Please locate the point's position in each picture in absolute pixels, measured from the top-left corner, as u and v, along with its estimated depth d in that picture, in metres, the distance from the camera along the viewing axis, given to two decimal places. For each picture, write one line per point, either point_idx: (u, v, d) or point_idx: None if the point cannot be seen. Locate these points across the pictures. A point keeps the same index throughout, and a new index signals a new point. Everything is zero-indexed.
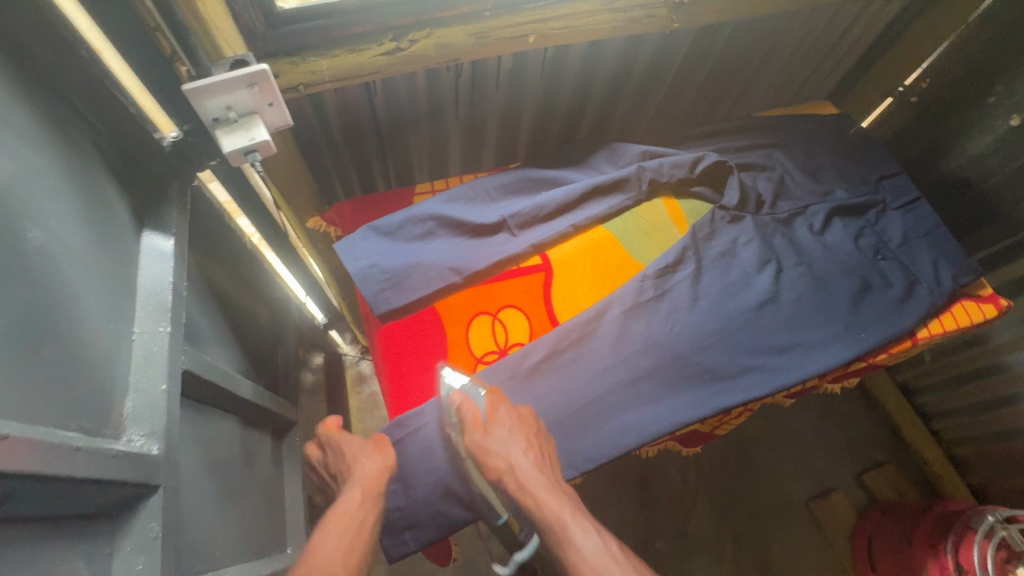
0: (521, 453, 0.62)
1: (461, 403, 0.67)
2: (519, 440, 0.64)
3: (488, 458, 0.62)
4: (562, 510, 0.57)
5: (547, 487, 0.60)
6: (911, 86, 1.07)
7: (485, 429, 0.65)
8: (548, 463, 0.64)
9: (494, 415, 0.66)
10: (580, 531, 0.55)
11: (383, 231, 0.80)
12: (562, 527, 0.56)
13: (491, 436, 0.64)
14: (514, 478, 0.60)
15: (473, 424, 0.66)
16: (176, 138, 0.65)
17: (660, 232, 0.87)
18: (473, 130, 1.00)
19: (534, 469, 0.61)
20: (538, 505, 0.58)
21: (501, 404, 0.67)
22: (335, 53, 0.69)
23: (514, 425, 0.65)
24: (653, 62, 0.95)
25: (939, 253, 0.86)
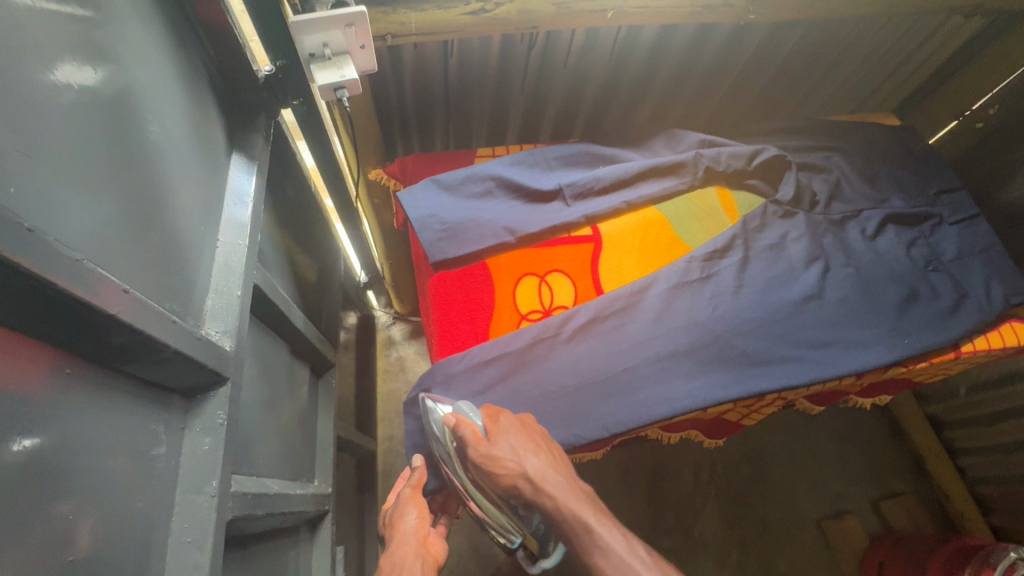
0: (531, 457, 0.63)
1: (459, 420, 0.66)
2: (527, 443, 0.64)
3: (497, 465, 0.63)
4: (583, 510, 0.59)
5: (566, 488, 0.62)
6: (979, 111, 1.07)
7: (488, 440, 0.64)
8: (561, 466, 0.65)
9: (497, 424, 0.66)
10: (604, 529, 0.58)
11: (445, 186, 0.84)
12: (586, 526, 0.58)
13: (497, 446, 0.64)
14: (528, 484, 0.62)
15: (473, 440, 0.65)
16: (270, 72, 0.68)
17: (710, 219, 0.88)
18: (536, 103, 1.03)
19: (547, 470, 0.62)
20: (559, 505, 0.60)
21: (500, 413, 0.67)
22: (425, 8, 0.72)
23: (519, 431, 0.65)
24: (721, 54, 0.96)
25: (992, 273, 0.86)
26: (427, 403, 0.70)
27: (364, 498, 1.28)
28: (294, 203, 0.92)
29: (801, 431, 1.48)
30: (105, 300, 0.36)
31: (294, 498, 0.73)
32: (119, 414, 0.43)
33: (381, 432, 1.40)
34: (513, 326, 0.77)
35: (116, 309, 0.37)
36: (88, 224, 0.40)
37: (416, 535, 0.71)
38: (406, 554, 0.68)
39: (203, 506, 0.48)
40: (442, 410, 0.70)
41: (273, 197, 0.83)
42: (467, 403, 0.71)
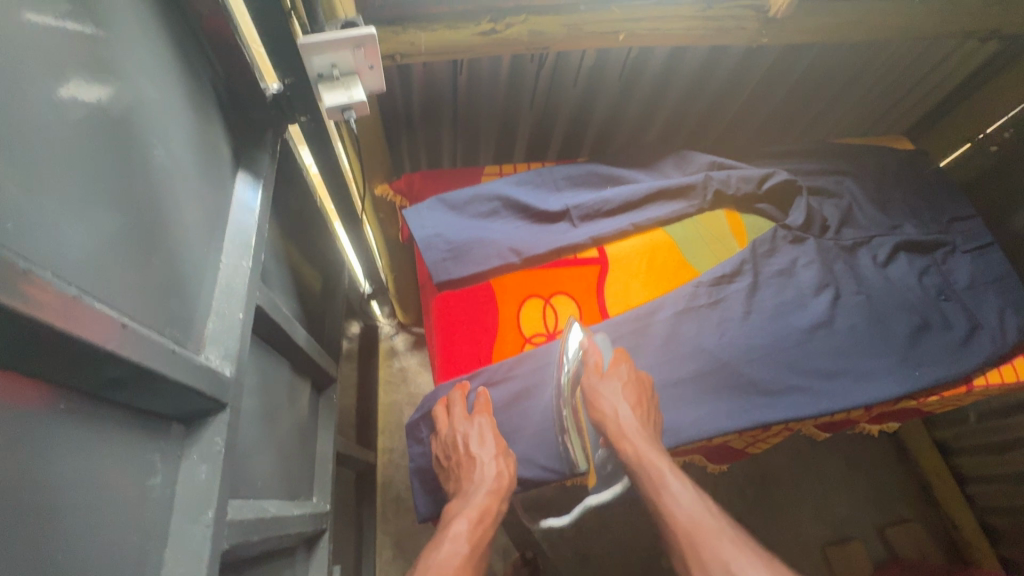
0: (626, 409, 0.68)
1: (588, 348, 0.74)
2: (629, 396, 0.70)
3: (599, 401, 0.71)
4: (658, 459, 0.64)
5: (648, 442, 0.66)
6: (992, 135, 1.05)
7: (603, 375, 0.73)
8: (652, 421, 0.69)
9: (616, 367, 0.73)
10: (676, 480, 0.62)
11: (451, 205, 0.83)
12: (659, 474, 0.63)
13: (605, 383, 0.72)
14: (617, 425, 0.67)
15: (593, 368, 0.74)
16: (277, 90, 0.69)
17: (719, 243, 0.87)
18: (544, 121, 1.02)
19: (638, 424, 0.67)
20: (638, 456, 0.65)
21: (624, 361, 0.74)
22: (435, 28, 0.72)
23: (630, 381, 0.72)
24: (732, 75, 0.95)
25: (1006, 304, 0.84)
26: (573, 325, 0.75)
27: (363, 511, 1.27)
28: (299, 217, 0.91)
29: (807, 454, 1.46)
30: (101, 336, 0.36)
31: (291, 520, 0.72)
32: (115, 445, 0.42)
33: (381, 445, 1.39)
34: (518, 348, 0.76)
35: (112, 344, 0.37)
36: (90, 254, 0.39)
37: (490, 481, 0.66)
38: (477, 493, 0.65)
39: (197, 537, 0.47)
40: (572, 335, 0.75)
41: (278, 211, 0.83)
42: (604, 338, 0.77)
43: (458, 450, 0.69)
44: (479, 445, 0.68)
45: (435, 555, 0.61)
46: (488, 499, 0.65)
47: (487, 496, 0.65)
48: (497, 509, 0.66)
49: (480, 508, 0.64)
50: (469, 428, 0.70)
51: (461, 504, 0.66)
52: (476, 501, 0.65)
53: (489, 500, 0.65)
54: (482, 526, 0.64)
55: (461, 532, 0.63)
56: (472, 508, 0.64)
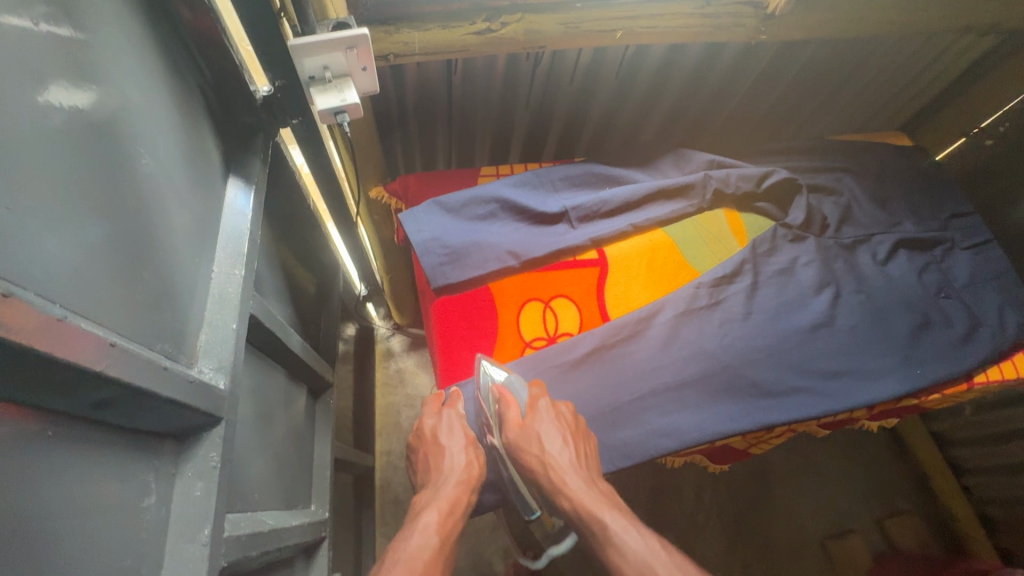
0: (558, 451, 0.65)
1: (505, 399, 0.69)
2: (557, 437, 0.66)
3: (527, 453, 0.67)
4: (597, 507, 0.62)
5: (585, 488, 0.64)
6: (987, 129, 1.06)
7: (524, 425, 0.68)
8: (586, 459, 0.67)
9: (535, 412, 0.69)
10: (619, 527, 0.60)
11: (447, 208, 0.81)
12: (602, 525, 0.61)
13: (529, 436, 0.67)
14: (549, 477, 0.65)
15: (513, 422, 0.69)
16: (268, 92, 0.67)
17: (719, 242, 0.86)
18: (540, 120, 1.01)
19: (574, 465, 0.65)
20: (579, 512, 0.63)
21: (542, 400, 0.70)
22: (429, 27, 0.70)
23: (554, 423, 0.67)
24: (729, 72, 0.94)
25: (1006, 300, 0.84)
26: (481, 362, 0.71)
27: (362, 515, 1.26)
28: (292, 221, 0.89)
29: (805, 449, 1.47)
30: (90, 358, 0.34)
31: (290, 531, 0.71)
32: (107, 466, 0.41)
33: (379, 448, 1.37)
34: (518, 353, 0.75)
35: (102, 364, 0.35)
36: (77, 272, 0.38)
37: (459, 469, 0.68)
38: (446, 485, 0.66)
39: (193, 556, 0.46)
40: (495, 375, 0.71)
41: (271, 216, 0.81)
42: (518, 378, 0.73)
43: (430, 446, 0.71)
44: (450, 438, 0.70)
45: (403, 545, 0.60)
46: (457, 489, 0.66)
47: (455, 487, 0.66)
48: (465, 502, 0.65)
49: (449, 500, 0.64)
50: (438, 420, 0.73)
51: (430, 498, 0.66)
52: (444, 493, 0.65)
53: (457, 491, 0.65)
54: (450, 516, 0.63)
55: (427, 523, 0.62)
56: (441, 498, 0.64)
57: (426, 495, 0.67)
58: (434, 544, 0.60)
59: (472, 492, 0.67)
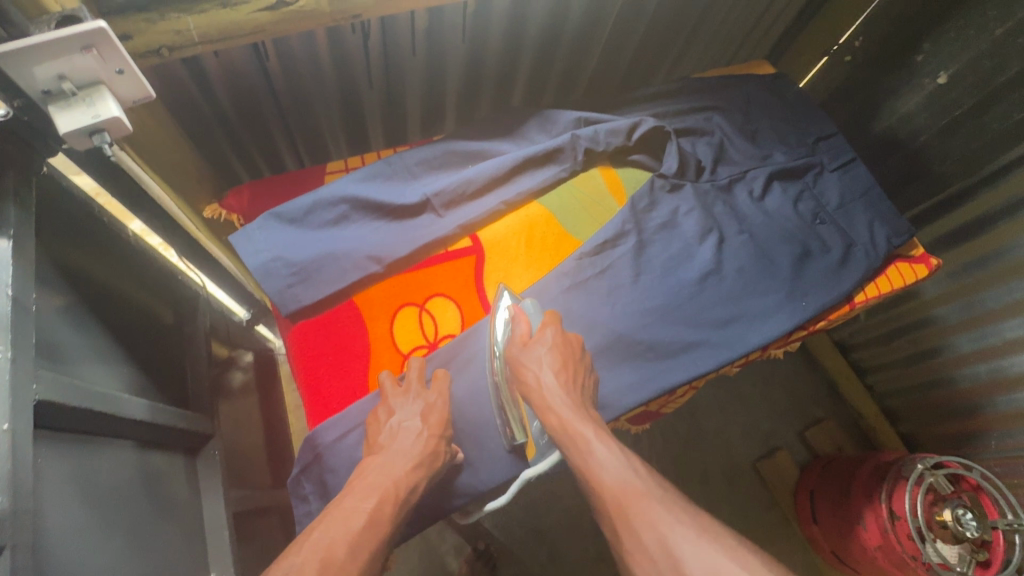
0: (551, 372, 0.62)
1: (516, 316, 0.68)
2: (555, 359, 0.63)
3: (522, 371, 0.64)
4: (583, 426, 0.58)
5: (573, 407, 0.60)
6: (845, 45, 1.15)
7: (527, 344, 0.66)
8: (581, 388, 0.62)
9: (541, 332, 0.66)
10: (602, 448, 0.56)
11: (287, 218, 0.70)
12: (585, 443, 0.56)
13: (529, 352, 0.64)
14: (540, 397, 0.61)
15: (518, 339, 0.66)
16: (5, 115, 0.49)
17: (597, 206, 0.81)
18: (391, 97, 0.89)
19: (561, 388, 0.61)
20: (561, 423, 0.59)
21: (551, 324, 0.66)
22: (203, 8, 0.57)
23: (556, 345, 0.64)
24: (585, 18, 0.88)
25: (874, 216, 0.85)
26: (503, 295, 0.70)
27: None
28: (95, 248, 0.73)
29: (727, 381, 1.52)
30: None
31: None
32: None
33: None
34: (399, 364, 0.67)
35: None
36: None
37: (416, 451, 0.58)
38: (399, 463, 0.57)
39: None
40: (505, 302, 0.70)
41: (63, 255, 0.65)
42: (530, 301, 0.72)
43: (379, 414, 0.62)
44: (407, 416, 0.60)
45: (333, 522, 0.50)
46: (411, 473, 0.56)
47: (408, 469, 0.56)
48: (414, 485, 0.56)
49: (397, 481, 0.55)
50: (392, 403, 0.62)
51: (375, 474, 0.56)
52: (392, 472, 0.56)
53: (409, 472, 0.56)
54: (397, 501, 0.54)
55: (377, 511, 0.52)
56: (391, 479, 0.55)
57: (370, 469, 0.57)
58: (375, 522, 0.51)
59: (424, 476, 0.57)
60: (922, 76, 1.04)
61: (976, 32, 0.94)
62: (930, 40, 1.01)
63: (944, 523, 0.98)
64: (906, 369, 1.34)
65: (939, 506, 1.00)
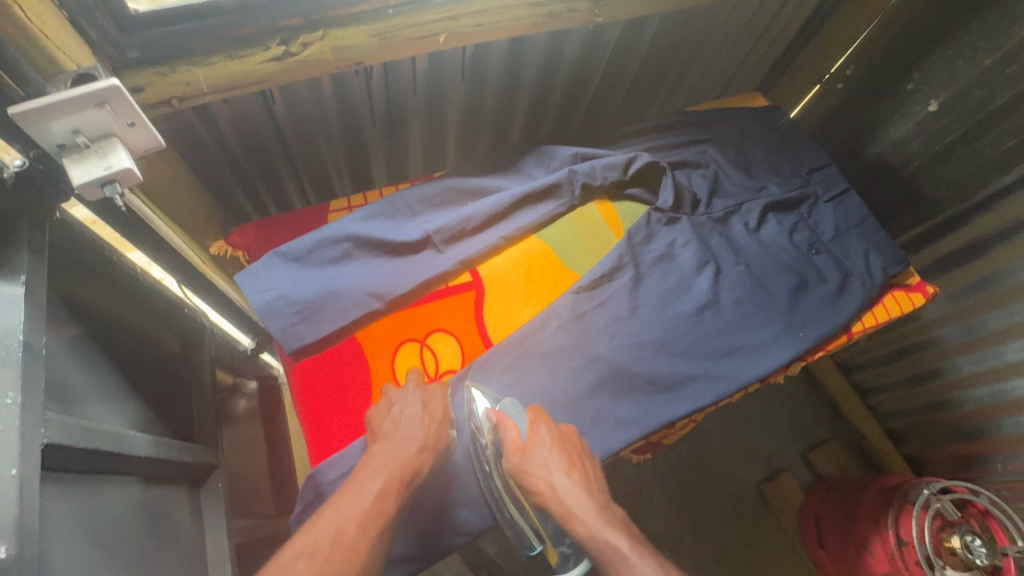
0: (563, 474, 0.63)
1: (500, 422, 0.66)
2: (560, 460, 0.64)
3: (532, 481, 0.64)
4: (612, 535, 0.59)
5: (596, 515, 0.62)
6: (837, 74, 1.17)
7: (524, 451, 0.65)
8: (592, 486, 0.64)
9: (534, 434, 0.66)
10: (639, 559, 0.57)
11: (291, 256, 0.72)
12: (620, 557, 0.57)
13: (532, 458, 0.65)
14: (560, 503, 0.63)
15: (512, 446, 0.66)
16: (20, 165, 0.50)
17: (595, 239, 0.83)
18: (393, 134, 0.92)
19: (578, 492, 0.63)
20: (590, 534, 0.60)
21: (541, 421, 0.67)
22: (212, 60, 0.60)
23: (556, 443, 0.65)
24: (581, 56, 0.90)
25: (870, 245, 0.86)
26: (471, 394, 0.68)
27: None
28: (99, 283, 0.73)
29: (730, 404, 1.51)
30: None
31: None
32: None
33: None
34: (416, 363, 0.70)
35: None
36: None
37: (420, 436, 0.61)
38: (405, 446, 0.60)
39: None
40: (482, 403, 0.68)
41: (66, 294, 0.66)
42: (508, 399, 0.70)
43: (382, 404, 0.65)
44: (410, 404, 0.63)
45: (345, 501, 0.54)
46: (417, 455, 0.60)
47: (413, 454, 0.59)
48: (418, 470, 0.59)
49: (404, 462, 0.59)
50: (394, 394, 0.65)
51: (381, 455, 0.59)
52: (397, 453, 0.59)
53: (415, 457, 0.59)
54: (402, 484, 0.57)
55: (385, 488, 0.56)
56: (398, 460, 0.58)
57: (378, 451, 0.60)
58: (383, 505, 0.54)
59: (427, 461, 0.60)
60: (914, 103, 1.05)
61: (964, 61, 0.96)
62: (920, 70, 1.03)
63: (953, 549, 0.98)
64: (910, 391, 1.34)
65: (948, 533, 1.00)
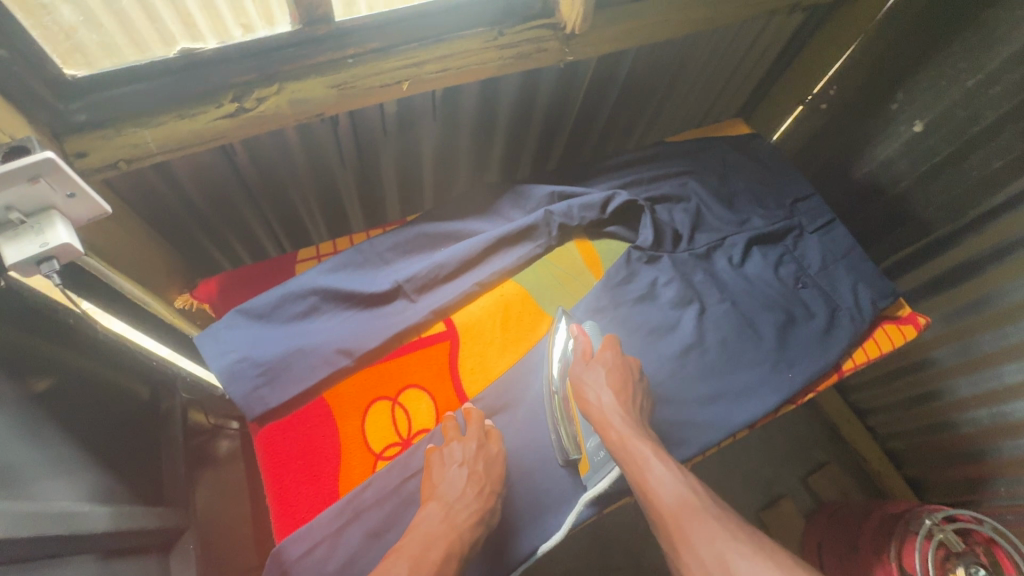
0: (607, 392, 0.62)
1: (577, 335, 0.70)
2: (613, 381, 0.64)
3: (580, 390, 0.64)
4: (640, 444, 0.56)
5: (629, 426, 0.59)
6: (820, 95, 1.15)
7: (587, 361, 0.67)
8: (637, 411, 0.62)
9: (602, 353, 0.67)
10: (661, 466, 0.54)
11: (255, 313, 0.69)
12: (642, 459, 0.55)
13: (590, 369, 0.66)
14: (597, 414, 0.61)
15: (580, 356, 0.68)
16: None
17: (573, 281, 0.80)
18: (366, 177, 0.89)
19: (619, 407, 0.61)
20: (619, 439, 0.58)
21: (610, 347, 0.67)
22: (161, 121, 0.58)
23: (614, 367, 0.65)
24: (556, 91, 0.88)
25: (858, 277, 0.83)
26: (559, 314, 0.73)
27: None
28: (46, 344, 0.70)
29: None
30: None
31: None
32: None
33: None
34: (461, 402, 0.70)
35: None
36: None
37: (477, 504, 0.58)
38: (461, 512, 0.57)
39: None
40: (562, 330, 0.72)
41: (8, 360, 0.63)
42: (592, 325, 0.74)
43: (440, 459, 0.62)
44: (464, 465, 0.61)
45: (405, 568, 0.52)
46: (473, 526, 0.57)
47: (470, 522, 0.57)
48: (472, 541, 0.57)
49: (460, 529, 0.56)
50: (451, 449, 0.63)
51: (436, 520, 0.56)
52: (454, 520, 0.56)
53: (471, 526, 0.57)
54: (459, 555, 0.55)
55: (443, 562, 0.53)
56: (456, 529, 0.56)
57: (431, 515, 0.57)
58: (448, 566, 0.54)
59: (481, 533, 0.58)
60: (900, 123, 1.04)
61: (948, 82, 0.95)
62: (904, 91, 1.01)
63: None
64: (908, 412, 1.31)
65: (953, 563, 0.95)
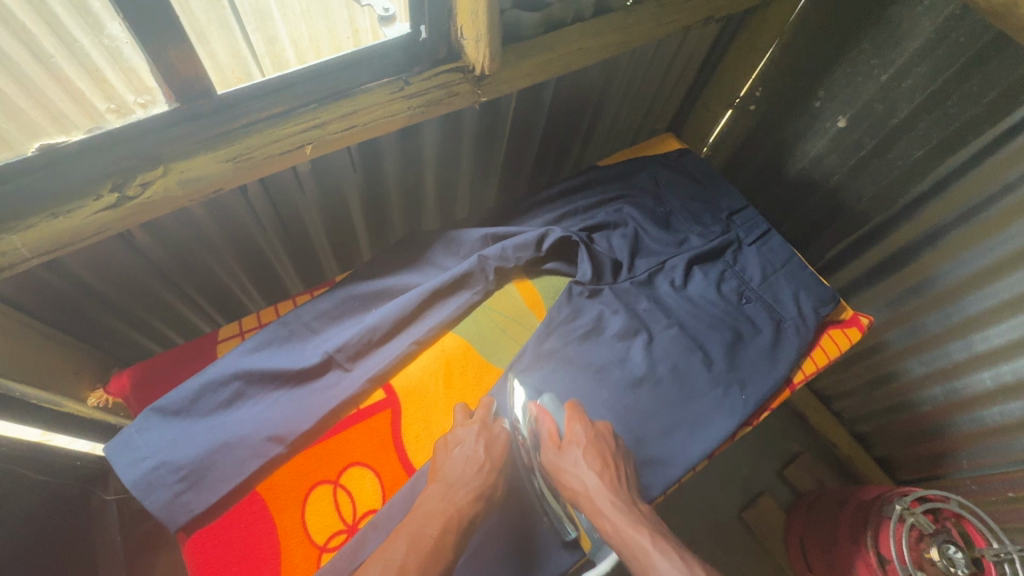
0: (591, 476, 0.61)
1: (539, 415, 0.68)
2: (592, 461, 0.62)
3: (565, 478, 0.63)
4: (639, 533, 0.56)
5: (624, 512, 0.59)
6: (747, 95, 1.16)
7: (560, 446, 0.65)
8: (622, 486, 0.62)
9: (571, 431, 0.65)
10: (662, 557, 0.54)
11: (173, 410, 0.64)
12: (643, 552, 0.55)
13: (565, 456, 0.64)
14: (589, 502, 0.60)
15: (549, 439, 0.66)
16: None
17: (516, 325, 0.78)
18: (292, 236, 0.84)
19: (606, 491, 0.60)
20: (615, 530, 0.57)
21: (577, 420, 0.66)
22: (31, 221, 0.53)
23: (590, 444, 0.64)
24: (481, 128, 0.86)
25: (799, 286, 0.83)
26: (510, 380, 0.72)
27: None
28: None
29: None
30: None
31: None
32: None
33: None
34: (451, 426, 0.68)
35: None
36: None
37: (480, 477, 0.60)
38: (461, 490, 0.58)
39: None
40: (521, 397, 0.71)
41: None
42: (552, 395, 0.72)
43: (446, 442, 0.64)
44: (470, 445, 0.63)
45: (404, 545, 0.52)
46: (473, 503, 0.58)
47: (469, 499, 0.58)
48: (473, 517, 0.57)
49: (459, 508, 0.57)
50: (465, 432, 0.64)
51: (436, 499, 0.57)
52: (454, 498, 0.57)
53: (470, 503, 0.58)
54: (458, 531, 0.55)
55: (441, 537, 0.54)
56: (455, 507, 0.56)
57: (429, 494, 0.58)
58: None
59: (481, 509, 0.58)
60: (824, 120, 1.04)
61: (864, 78, 0.95)
62: (824, 89, 1.01)
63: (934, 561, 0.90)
64: (867, 397, 1.30)
65: (926, 544, 0.92)
